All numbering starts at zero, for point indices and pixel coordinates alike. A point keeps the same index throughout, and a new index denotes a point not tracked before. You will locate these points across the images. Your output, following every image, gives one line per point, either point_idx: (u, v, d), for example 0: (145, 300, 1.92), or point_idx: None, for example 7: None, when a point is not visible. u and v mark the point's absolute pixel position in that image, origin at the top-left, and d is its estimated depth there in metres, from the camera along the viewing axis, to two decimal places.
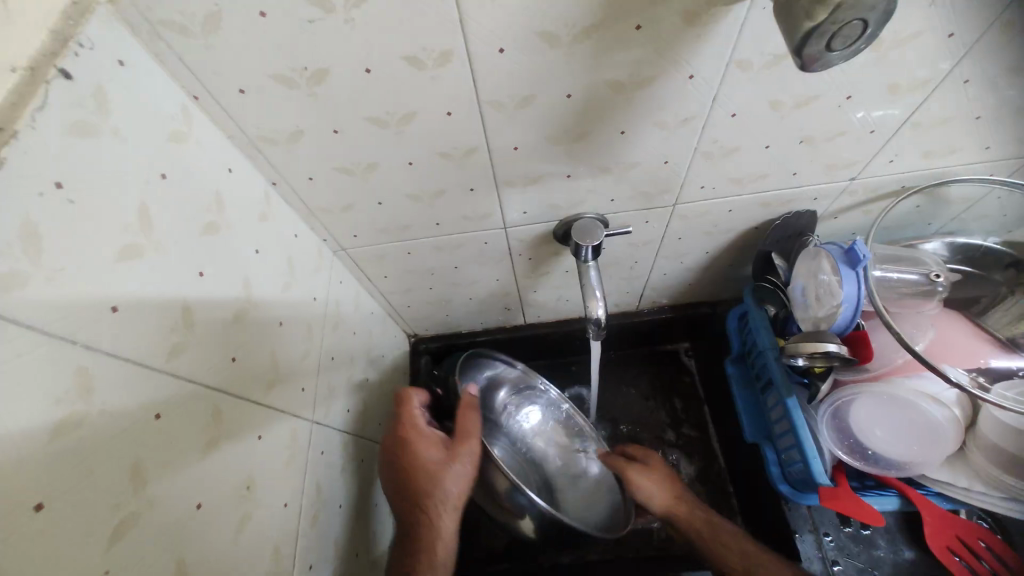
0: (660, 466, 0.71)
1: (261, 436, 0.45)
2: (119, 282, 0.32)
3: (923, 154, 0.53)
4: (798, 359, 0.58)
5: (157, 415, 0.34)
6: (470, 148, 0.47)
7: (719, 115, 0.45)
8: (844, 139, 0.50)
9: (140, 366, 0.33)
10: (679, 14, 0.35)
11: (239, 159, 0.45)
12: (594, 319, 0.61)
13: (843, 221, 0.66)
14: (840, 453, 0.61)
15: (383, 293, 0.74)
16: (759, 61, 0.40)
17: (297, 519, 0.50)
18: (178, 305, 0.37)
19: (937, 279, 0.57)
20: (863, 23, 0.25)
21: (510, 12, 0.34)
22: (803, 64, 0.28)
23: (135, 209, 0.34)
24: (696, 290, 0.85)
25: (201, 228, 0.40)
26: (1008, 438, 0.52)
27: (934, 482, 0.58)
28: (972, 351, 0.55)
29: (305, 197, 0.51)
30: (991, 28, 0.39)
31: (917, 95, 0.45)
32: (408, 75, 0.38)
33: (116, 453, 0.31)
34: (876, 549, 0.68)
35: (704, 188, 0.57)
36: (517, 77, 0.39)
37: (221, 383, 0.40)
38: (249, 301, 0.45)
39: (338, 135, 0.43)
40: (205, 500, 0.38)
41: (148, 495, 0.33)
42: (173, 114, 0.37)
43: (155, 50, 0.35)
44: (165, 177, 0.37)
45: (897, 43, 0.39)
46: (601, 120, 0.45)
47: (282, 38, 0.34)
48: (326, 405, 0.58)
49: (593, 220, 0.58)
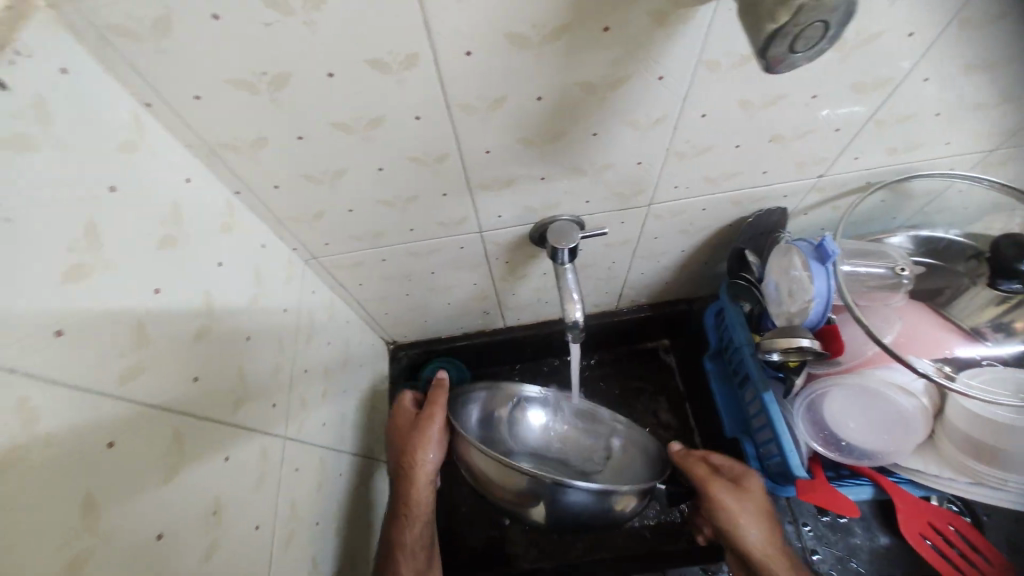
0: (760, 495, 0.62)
1: (228, 457, 0.43)
2: (63, 304, 0.30)
3: (887, 150, 0.54)
4: (772, 354, 0.59)
5: (110, 443, 0.32)
6: (441, 152, 0.46)
7: (690, 116, 0.45)
8: (812, 137, 0.51)
9: (89, 392, 0.31)
10: (647, 16, 0.35)
11: (198, 168, 0.43)
12: (572, 321, 0.61)
13: (812, 217, 0.67)
14: (816, 445, 0.63)
15: (359, 301, 0.72)
16: (727, 62, 0.40)
17: (270, 541, 0.48)
18: (131, 325, 0.35)
19: (902, 272, 0.60)
20: (825, 25, 0.25)
21: (476, 13, 0.33)
22: (768, 65, 0.28)
23: (81, 226, 0.32)
24: (673, 288, 0.86)
25: (155, 242, 0.38)
26: (974, 424, 0.54)
27: (907, 469, 0.60)
28: (938, 341, 0.57)
29: (271, 206, 0.49)
30: (947, 28, 0.40)
31: (879, 94, 0.46)
32: (374, 79, 0.37)
33: (65, 486, 0.29)
34: (853, 537, 0.70)
35: (678, 188, 0.57)
36: (486, 80, 0.39)
37: (183, 404, 0.39)
38: (213, 316, 0.43)
39: (303, 142, 0.42)
40: (167, 529, 0.36)
41: (103, 529, 0.31)
42: (122, 123, 0.35)
43: (101, 56, 0.33)
44: (115, 191, 0.35)
45: (859, 43, 0.40)
46: (573, 122, 0.44)
47: (239, 43, 0.33)
48: (300, 419, 0.57)
49: (569, 223, 0.58)
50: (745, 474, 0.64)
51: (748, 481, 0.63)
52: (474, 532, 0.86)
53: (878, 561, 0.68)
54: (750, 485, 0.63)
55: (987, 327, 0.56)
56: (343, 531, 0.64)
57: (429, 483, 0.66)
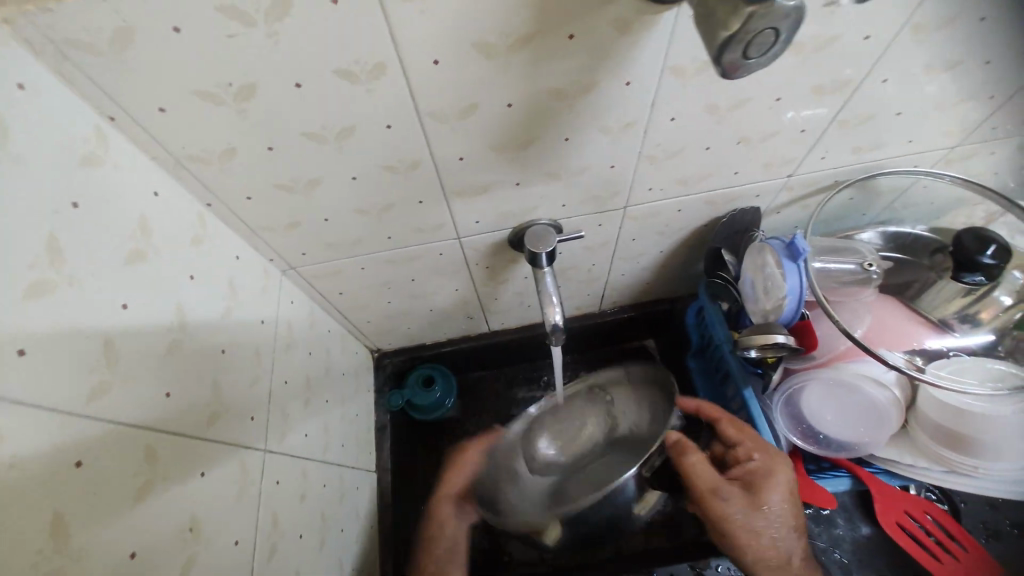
0: (779, 496, 0.55)
1: (205, 473, 0.43)
2: (24, 323, 0.29)
3: (852, 149, 0.56)
4: (750, 350, 0.60)
5: (78, 462, 0.32)
6: (414, 160, 0.46)
7: (659, 120, 0.46)
8: (779, 138, 0.52)
9: (53, 412, 0.30)
10: (610, 23, 0.36)
11: (167, 181, 0.42)
12: (552, 324, 0.61)
13: (784, 215, 0.69)
14: (794, 439, 0.64)
15: (341, 310, 0.72)
16: (692, 67, 0.41)
17: (251, 556, 0.47)
18: (99, 342, 0.34)
19: (870, 268, 0.61)
20: (775, 32, 0.25)
21: (440, 22, 0.34)
22: (724, 71, 0.29)
23: (43, 242, 0.31)
24: (654, 288, 0.87)
25: (122, 257, 0.37)
26: (944, 413, 0.55)
27: (881, 460, 0.61)
28: (907, 334, 0.58)
29: (244, 217, 0.49)
30: (901, 31, 0.41)
31: (841, 95, 0.47)
32: (342, 89, 0.37)
33: (29, 509, 0.29)
34: (835, 527, 0.71)
35: (652, 190, 0.58)
36: (456, 88, 0.39)
37: (155, 420, 0.38)
38: (185, 331, 0.43)
39: (273, 152, 0.42)
40: (140, 548, 0.36)
41: (73, 550, 0.31)
42: (85, 138, 0.35)
43: (61, 70, 0.33)
44: (78, 206, 0.34)
45: (818, 46, 0.41)
46: (544, 128, 0.45)
47: (203, 56, 0.33)
48: (281, 431, 0.56)
49: (546, 227, 0.58)
50: (760, 474, 0.56)
51: (762, 486, 0.55)
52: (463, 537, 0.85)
53: (860, 551, 0.70)
54: (768, 486, 0.55)
55: (954, 317, 0.59)
56: (330, 543, 0.63)
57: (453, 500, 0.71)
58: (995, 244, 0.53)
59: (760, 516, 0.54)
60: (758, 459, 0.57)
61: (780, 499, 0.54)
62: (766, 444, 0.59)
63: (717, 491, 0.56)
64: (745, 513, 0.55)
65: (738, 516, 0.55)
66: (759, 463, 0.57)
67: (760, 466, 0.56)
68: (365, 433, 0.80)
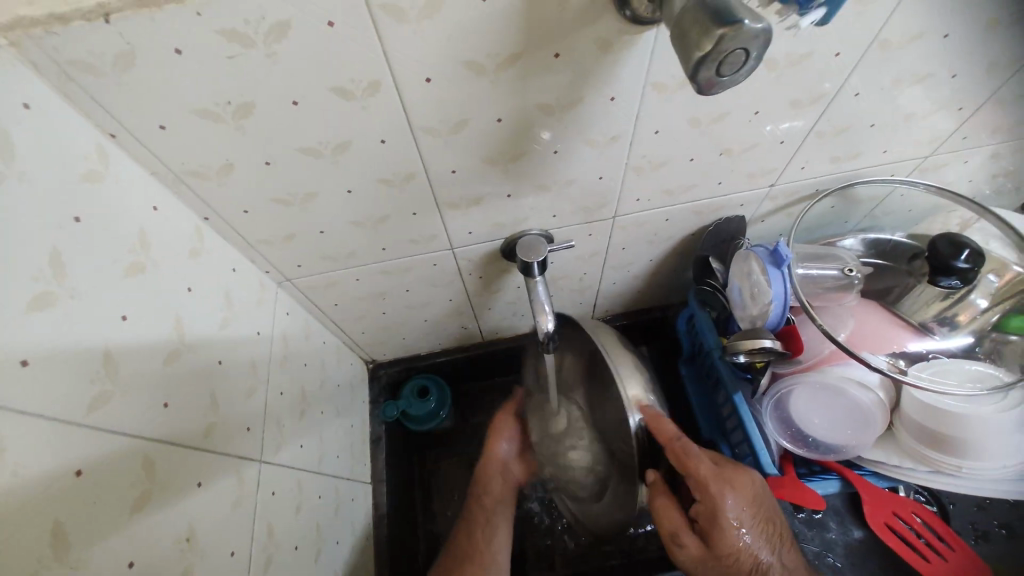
0: (733, 530, 0.54)
1: (202, 483, 0.43)
2: (27, 335, 0.30)
3: (830, 159, 0.58)
4: (738, 356, 0.61)
5: (79, 471, 0.32)
6: (408, 173, 0.47)
7: (644, 133, 0.48)
8: (760, 149, 0.54)
9: (51, 423, 0.31)
10: (595, 43, 0.38)
11: (166, 196, 0.43)
12: (544, 332, 0.62)
13: (769, 223, 0.71)
14: (785, 443, 0.65)
15: (336, 321, 0.72)
16: (673, 83, 0.43)
17: (247, 567, 0.47)
18: (99, 352, 0.35)
19: (852, 273, 0.63)
20: (745, 52, 0.27)
21: (431, 43, 0.35)
22: (701, 87, 0.30)
23: (46, 256, 0.32)
24: (645, 296, 0.88)
25: (122, 269, 0.38)
26: (927, 415, 0.57)
27: (869, 461, 0.63)
28: (890, 337, 0.60)
29: (242, 230, 0.50)
30: (870, 49, 0.44)
31: (816, 109, 0.49)
32: (337, 105, 0.38)
33: (31, 518, 0.29)
34: (828, 532, 0.71)
35: (640, 201, 0.59)
36: (447, 103, 0.40)
37: (153, 430, 0.38)
38: (183, 342, 0.43)
39: (270, 167, 0.43)
40: (138, 558, 0.36)
41: (73, 559, 0.31)
42: (87, 154, 0.36)
43: (64, 89, 0.34)
44: (80, 220, 0.35)
45: (792, 63, 0.43)
46: (533, 142, 0.46)
47: (204, 75, 0.34)
48: (277, 441, 0.56)
49: (538, 236, 0.60)
50: (709, 514, 0.54)
51: (715, 527, 0.54)
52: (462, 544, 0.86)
53: (852, 555, 0.69)
54: (722, 526, 0.54)
55: (932, 321, 0.61)
56: (324, 554, 0.63)
57: (499, 469, 0.79)
58: (968, 248, 0.55)
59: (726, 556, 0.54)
60: (703, 500, 0.55)
61: (736, 533, 0.53)
62: (710, 475, 0.56)
63: (678, 538, 0.57)
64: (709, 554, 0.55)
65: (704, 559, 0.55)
66: (706, 503, 0.55)
67: (706, 509, 0.55)
68: (361, 444, 0.80)
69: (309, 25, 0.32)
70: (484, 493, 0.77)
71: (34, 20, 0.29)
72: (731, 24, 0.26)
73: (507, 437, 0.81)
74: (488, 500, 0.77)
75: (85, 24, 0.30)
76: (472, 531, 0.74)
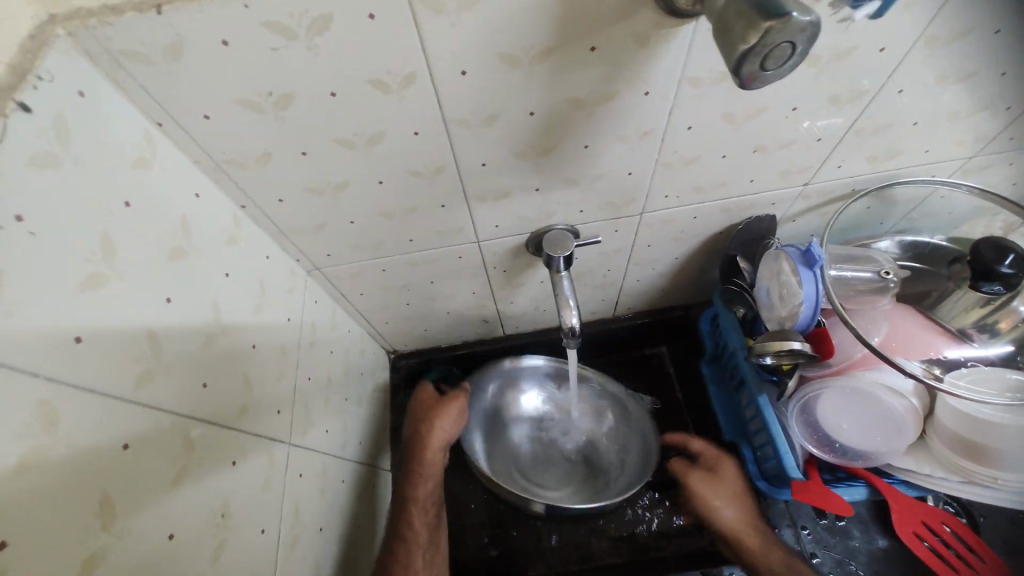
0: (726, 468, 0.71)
1: (236, 462, 0.45)
2: (82, 314, 0.32)
3: (868, 158, 0.56)
4: (765, 357, 0.60)
5: (125, 444, 0.34)
6: (439, 166, 0.48)
7: (676, 128, 0.47)
8: (795, 147, 0.53)
9: (105, 397, 0.33)
10: (630, 36, 0.37)
11: (206, 185, 0.45)
12: (568, 327, 0.62)
13: (800, 223, 0.69)
14: (810, 447, 0.63)
15: (360, 311, 0.74)
16: (708, 78, 0.42)
17: (275, 546, 0.49)
18: (144, 334, 0.36)
19: (888, 276, 0.61)
20: (791, 45, 0.27)
21: (468, 34, 0.35)
22: (742, 82, 0.30)
23: (98, 238, 0.34)
24: (668, 295, 0.87)
25: (167, 253, 0.40)
26: (963, 423, 0.55)
27: (899, 470, 0.60)
28: (926, 343, 0.58)
29: (275, 218, 0.51)
30: (916, 44, 0.42)
31: (856, 105, 0.48)
32: (374, 97, 0.39)
33: (82, 486, 0.31)
34: (852, 539, 0.71)
35: (668, 197, 0.59)
36: (481, 97, 0.41)
37: (192, 409, 0.40)
38: (220, 326, 0.45)
39: (306, 157, 0.44)
40: (177, 531, 0.37)
41: (117, 528, 0.33)
42: (136, 142, 0.37)
43: (116, 79, 0.35)
44: (129, 206, 0.36)
45: (832, 58, 0.42)
46: (564, 136, 0.46)
47: (249, 67, 0.35)
48: (304, 426, 0.58)
49: (564, 231, 0.59)
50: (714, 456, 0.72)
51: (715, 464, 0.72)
52: (481, 536, 0.83)
53: (876, 563, 0.69)
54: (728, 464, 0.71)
55: (972, 328, 0.58)
56: (345, 538, 0.64)
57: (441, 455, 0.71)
58: (1013, 253, 0.53)
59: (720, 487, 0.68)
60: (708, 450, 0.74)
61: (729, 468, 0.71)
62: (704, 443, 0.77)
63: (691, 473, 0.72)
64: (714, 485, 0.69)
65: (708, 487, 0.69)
66: (713, 456, 0.73)
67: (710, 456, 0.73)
68: (381, 432, 0.81)
69: (351, 18, 0.33)
70: (421, 485, 0.69)
71: (91, 11, 0.31)
72: (778, 17, 0.26)
73: (454, 420, 0.74)
74: (418, 510, 0.67)
75: (138, 15, 0.31)
76: (411, 556, 0.64)
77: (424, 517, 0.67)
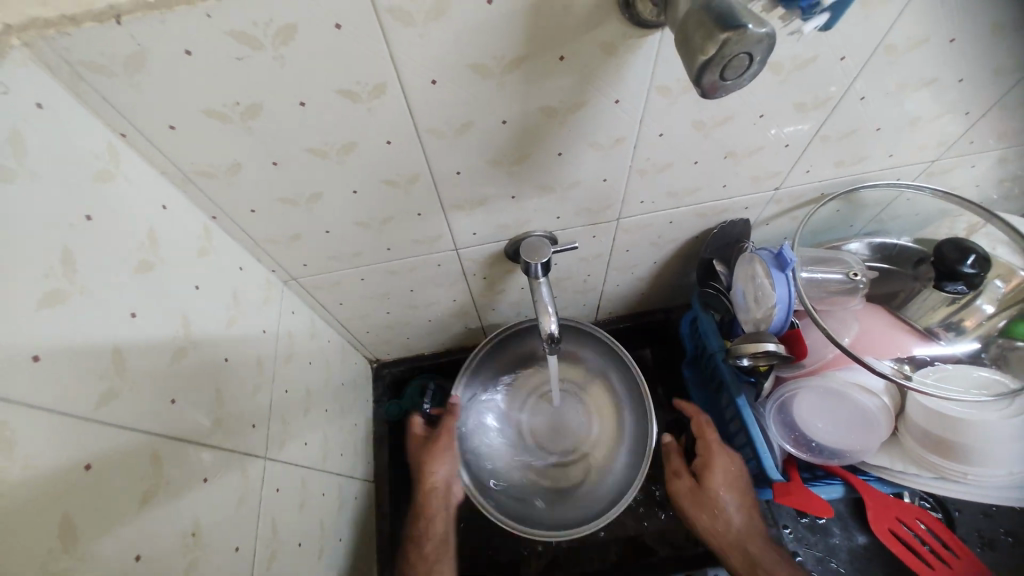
0: (716, 479, 0.65)
1: (208, 479, 0.44)
2: (40, 331, 0.31)
3: (836, 163, 0.58)
4: (742, 360, 0.60)
5: (88, 465, 0.33)
6: (413, 175, 0.48)
7: (648, 135, 0.48)
8: (765, 152, 0.54)
9: (64, 416, 0.32)
10: (598, 46, 0.38)
11: (174, 196, 0.44)
12: (548, 333, 0.62)
13: (774, 227, 0.71)
14: (788, 447, 0.65)
15: (340, 321, 0.73)
16: (677, 86, 0.43)
17: (252, 561, 0.48)
18: (106, 349, 0.35)
19: (857, 278, 0.63)
20: (749, 56, 0.27)
21: (438, 48, 0.36)
22: (704, 92, 0.30)
23: (58, 254, 0.33)
24: (648, 299, 0.88)
25: (133, 267, 0.39)
26: (932, 421, 0.56)
27: (873, 467, 0.62)
28: (894, 343, 0.59)
29: (248, 228, 0.50)
30: (875, 54, 0.44)
31: (822, 112, 0.49)
32: (344, 107, 0.39)
33: (38, 511, 0.29)
34: (832, 537, 0.71)
35: (644, 203, 0.60)
36: (454, 107, 0.41)
37: (160, 426, 0.39)
38: (190, 339, 0.44)
39: (277, 167, 0.43)
40: (144, 552, 0.36)
41: (80, 552, 0.32)
42: (98, 154, 0.37)
43: (77, 91, 0.34)
44: (91, 218, 0.36)
45: (796, 67, 0.43)
46: (539, 143, 0.47)
47: (213, 75, 0.34)
48: (281, 439, 0.57)
49: (541, 238, 0.59)
50: (702, 461, 0.68)
51: (702, 471, 0.67)
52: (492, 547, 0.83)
53: (856, 561, 0.70)
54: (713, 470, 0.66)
55: (938, 326, 0.60)
56: (326, 552, 0.63)
57: (440, 491, 0.72)
58: (975, 254, 0.55)
59: (700, 494, 0.66)
60: (703, 453, 0.68)
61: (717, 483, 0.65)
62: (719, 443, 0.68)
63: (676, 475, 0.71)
64: (694, 493, 0.67)
65: (689, 493, 0.68)
66: (704, 455, 0.68)
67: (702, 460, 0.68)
68: (364, 443, 0.81)
69: (317, 29, 0.33)
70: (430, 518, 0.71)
71: (48, 21, 0.30)
72: (734, 29, 0.26)
73: (448, 461, 0.73)
74: (421, 540, 0.69)
75: (96, 26, 0.30)
76: None
77: (428, 549, 0.69)
